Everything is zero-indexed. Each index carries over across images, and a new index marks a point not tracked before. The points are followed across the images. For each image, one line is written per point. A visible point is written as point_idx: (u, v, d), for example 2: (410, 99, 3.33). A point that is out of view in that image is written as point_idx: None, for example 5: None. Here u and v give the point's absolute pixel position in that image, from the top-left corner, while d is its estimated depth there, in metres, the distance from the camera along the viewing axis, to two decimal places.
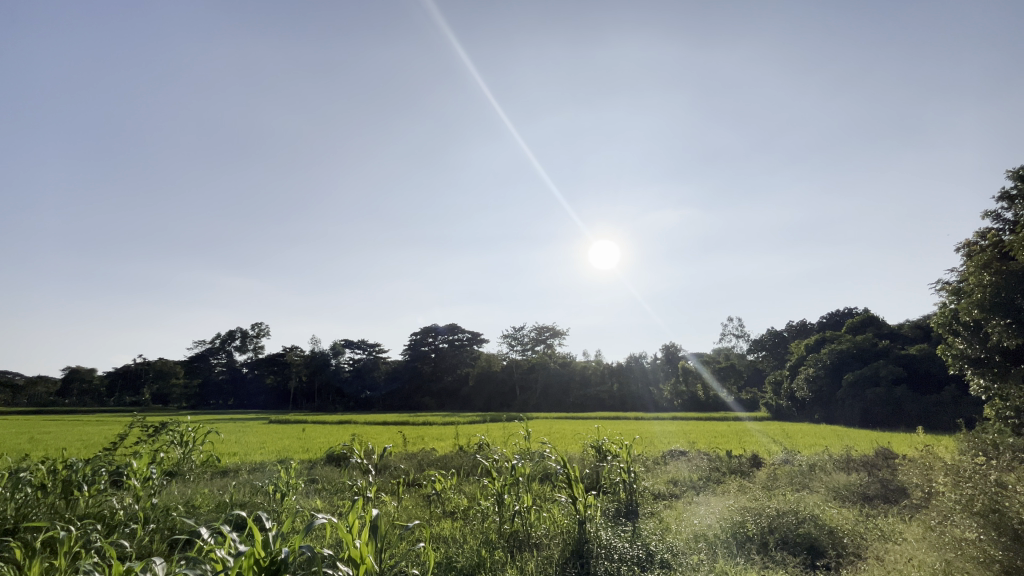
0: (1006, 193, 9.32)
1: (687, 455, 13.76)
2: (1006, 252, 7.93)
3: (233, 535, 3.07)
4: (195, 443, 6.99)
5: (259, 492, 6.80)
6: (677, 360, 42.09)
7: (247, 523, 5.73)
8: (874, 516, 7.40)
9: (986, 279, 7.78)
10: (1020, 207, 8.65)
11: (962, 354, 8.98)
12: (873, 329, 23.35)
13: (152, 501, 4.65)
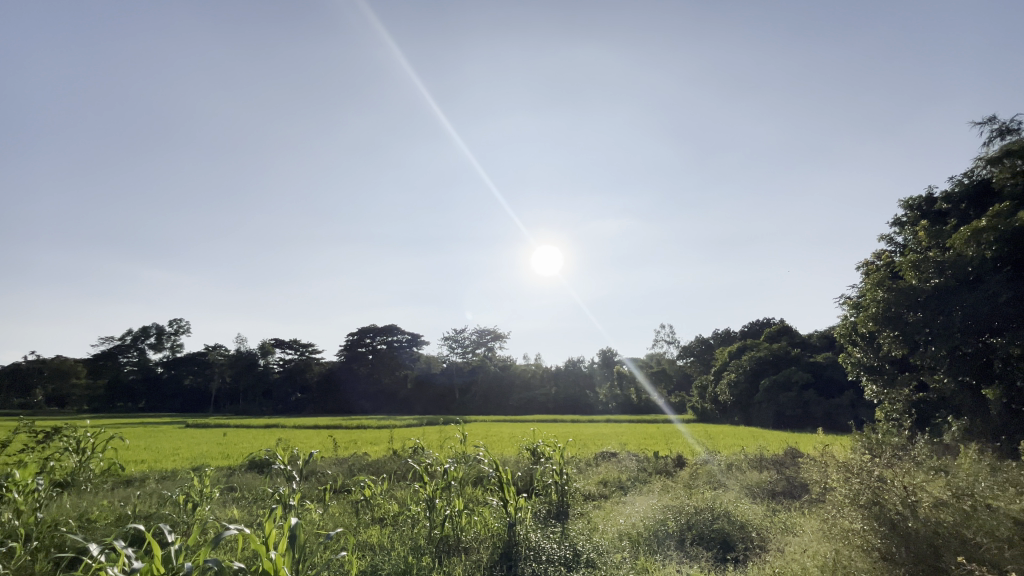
0: (898, 220, 10.50)
1: (618, 456, 14.28)
2: (897, 272, 8.88)
3: (126, 552, 2.79)
4: (97, 450, 6.29)
5: (168, 503, 6.23)
6: (613, 364, 43.68)
7: (147, 537, 5.24)
8: (779, 511, 8.01)
9: (879, 296, 8.66)
10: (908, 233, 9.78)
11: (860, 361, 9.95)
12: (787, 338, 25.40)
13: (37, 515, 4.10)
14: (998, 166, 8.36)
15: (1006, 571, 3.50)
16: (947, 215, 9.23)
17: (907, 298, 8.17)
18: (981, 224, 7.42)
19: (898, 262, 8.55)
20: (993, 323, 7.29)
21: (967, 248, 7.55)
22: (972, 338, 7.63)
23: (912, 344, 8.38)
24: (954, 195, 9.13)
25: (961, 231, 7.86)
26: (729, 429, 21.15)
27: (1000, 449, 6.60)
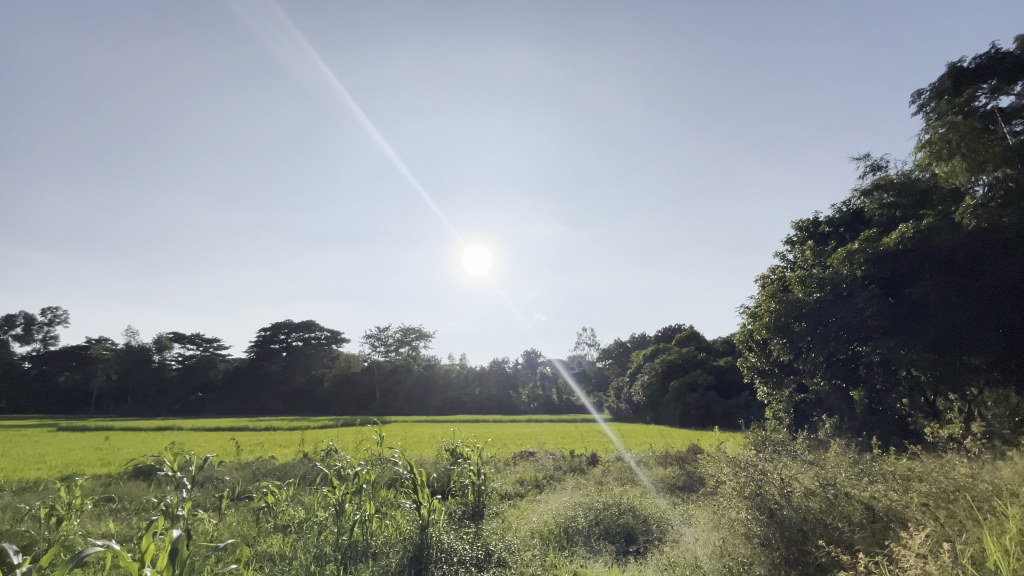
0: (789, 240, 11.65)
1: (536, 455, 14.53)
2: (787, 286, 9.81)
3: None
4: None
5: (23, 519, 5.35)
6: (537, 365, 44.59)
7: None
8: (679, 503, 8.54)
9: (772, 307, 9.54)
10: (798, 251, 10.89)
11: (755, 366, 10.84)
12: (695, 343, 27.30)
13: None
14: (869, 198, 9.60)
15: (857, 549, 3.96)
16: (829, 237, 10.36)
17: (794, 309, 9.03)
18: (855, 246, 8.54)
19: (789, 277, 9.51)
20: (862, 333, 8.30)
21: (843, 266, 8.59)
22: (845, 346, 8.60)
23: (797, 351, 9.29)
24: (835, 220, 10.29)
25: (838, 252, 8.89)
26: (640, 427, 22.35)
27: (862, 442, 7.49)
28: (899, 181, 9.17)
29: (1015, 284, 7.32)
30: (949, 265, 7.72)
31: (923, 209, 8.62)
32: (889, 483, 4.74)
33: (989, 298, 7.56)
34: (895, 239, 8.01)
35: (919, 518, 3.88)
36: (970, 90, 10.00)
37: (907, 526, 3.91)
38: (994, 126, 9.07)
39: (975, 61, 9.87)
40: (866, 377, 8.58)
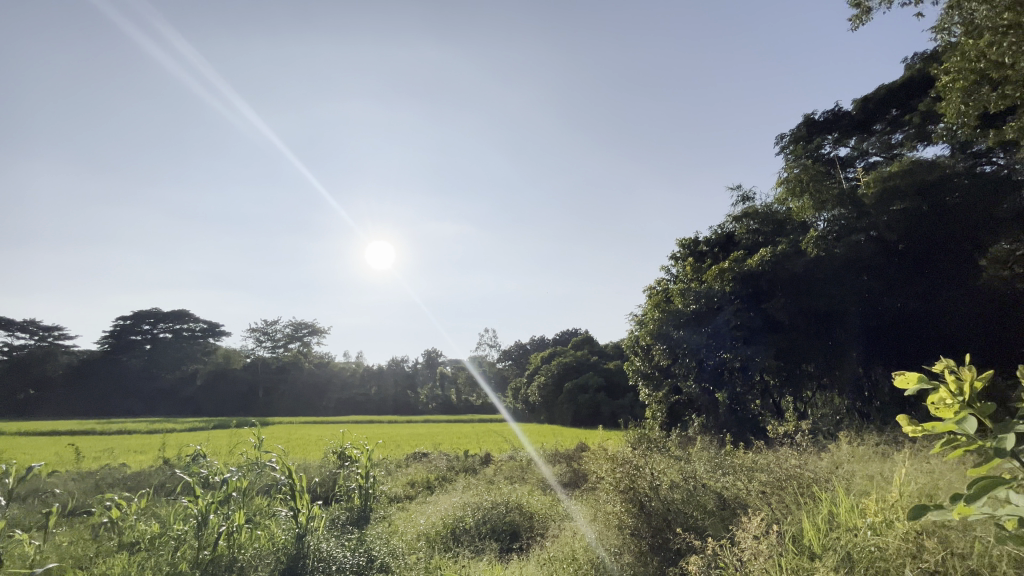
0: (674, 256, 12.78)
1: (429, 456, 14.30)
2: (670, 298, 10.70)
3: None
4: None
5: None
6: (437, 365, 44.10)
7: None
8: (563, 499, 8.92)
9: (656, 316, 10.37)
10: (680, 266, 11.98)
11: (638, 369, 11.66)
12: (589, 347, 28.92)
13: None
14: (740, 223, 10.86)
15: (708, 534, 4.42)
16: (705, 255, 11.49)
17: (674, 318, 9.85)
18: (725, 265, 9.60)
19: (672, 289, 10.41)
20: (727, 343, 9.42)
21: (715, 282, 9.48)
22: (713, 353, 9.66)
23: (674, 356, 10.14)
24: (712, 241, 11.48)
25: (712, 269, 9.88)
26: (534, 426, 23.05)
27: (720, 438, 8.39)
28: (763, 213, 10.52)
29: (842, 303, 8.78)
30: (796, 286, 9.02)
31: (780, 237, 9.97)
32: (738, 474, 5.35)
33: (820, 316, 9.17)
34: (757, 261, 9.19)
35: (759, 504, 4.43)
36: (818, 139, 11.81)
37: (747, 511, 4.47)
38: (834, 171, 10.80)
39: (824, 115, 11.68)
40: (729, 380, 9.66)
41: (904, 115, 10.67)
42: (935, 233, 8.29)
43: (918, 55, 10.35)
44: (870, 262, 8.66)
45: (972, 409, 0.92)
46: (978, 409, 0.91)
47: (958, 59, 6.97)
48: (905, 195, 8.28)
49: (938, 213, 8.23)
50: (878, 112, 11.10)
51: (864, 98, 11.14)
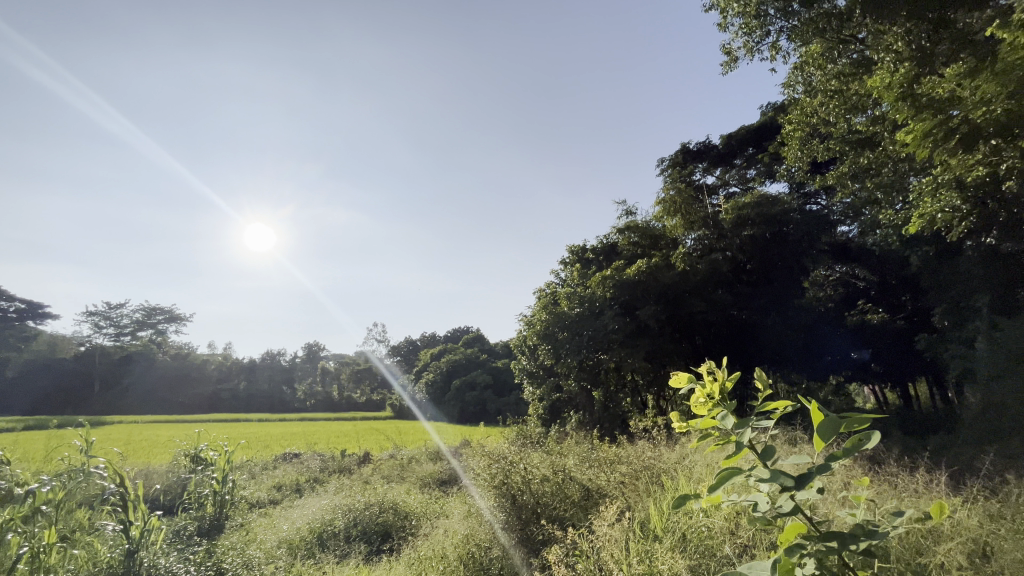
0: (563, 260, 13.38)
1: (301, 457, 13.27)
2: (556, 300, 11.05)
3: None
4: None
5: None
6: (318, 359, 41.31)
7: None
8: (440, 496, 8.82)
9: (542, 317, 10.65)
10: (568, 270, 12.60)
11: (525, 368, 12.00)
12: (479, 345, 29.24)
13: None
14: (622, 234, 11.71)
15: (568, 523, 4.67)
16: (591, 262, 12.19)
17: (559, 320, 10.21)
18: (608, 273, 10.27)
19: (559, 292, 10.81)
20: (605, 345, 9.79)
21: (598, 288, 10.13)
22: (592, 354, 9.98)
23: (557, 356, 10.48)
24: (598, 249, 12.23)
25: (596, 276, 10.48)
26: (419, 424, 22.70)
27: (591, 432, 8.96)
28: (642, 226, 11.38)
29: (700, 312, 9.93)
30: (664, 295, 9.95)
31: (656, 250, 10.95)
32: (601, 465, 5.73)
33: (683, 322, 10.25)
34: (636, 270, 9.97)
35: (616, 493, 4.78)
36: (691, 165, 13.14)
37: (605, 500, 4.77)
38: (702, 196, 12.17)
39: (696, 145, 13.11)
40: (605, 379, 10.29)
41: (758, 153, 12.43)
42: (776, 255, 9.87)
43: (770, 105, 12.11)
44: (727, 277, 10.10)
45: (720, 410, 1.06)
46: (724, 408, 1.06)
47: (798, 113, 8.28)
48: (754, 223, 9.69)
49: (778, 240, 9.85)
50: (738, 148, 12.72)
51: (729, 135, 12.70)
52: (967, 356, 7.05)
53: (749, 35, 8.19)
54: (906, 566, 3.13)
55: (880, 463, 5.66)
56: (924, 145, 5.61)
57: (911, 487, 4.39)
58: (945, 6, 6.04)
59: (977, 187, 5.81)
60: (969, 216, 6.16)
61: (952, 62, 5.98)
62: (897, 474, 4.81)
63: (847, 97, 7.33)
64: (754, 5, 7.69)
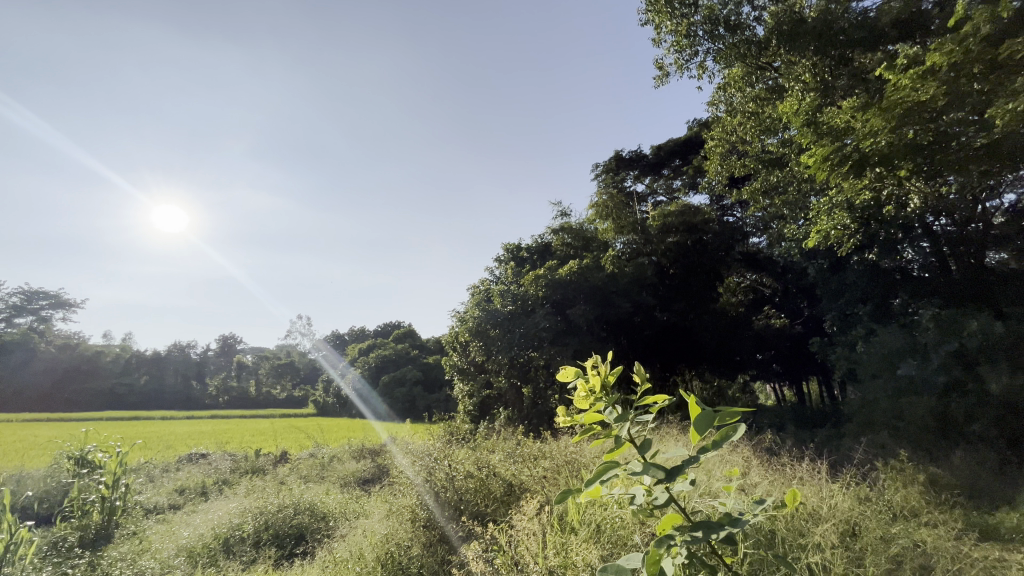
0: (498, 257, 13.34)
1: (208, 457, 12.25)
2: (489, 297, 10.99)
3: None
4: None
5: None
6: (234, 353, 38.45)
7: None
8: (362, 496, 8.49)
9: (475, 314, 10.52)
10: (501, 267, 12.61)
11: (455, 364, 11.86)
12: (410, 341, 28.62)
13: None
14: (557, 234, 11.90)
15: (489, 519, 4.72)
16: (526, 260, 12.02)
17: (491, 317, 10.19)
18: (541, 272, 10.39)
19: (492, 288, 10.76)
20: (536, 342, 9.92)
21: (531, 287, 10.28)
22: (523, 351, 10.06)
23: (488, 353, 10.47)
24: (532, 248, 12.06)
25: (530, 274, 10.51)
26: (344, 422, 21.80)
27: (518, 428, 9.04)
28: (576, 228, 11.67)
29: (626, 313, 10.44)
30: (593, 295, 10.27)
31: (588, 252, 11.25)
32: (526, 461, 5.78)
33: (611, 322, 10.66)
34: (568, 270, 10.20)
35: (538, 487, 4.85)
36: (623, 172, 13.59)
37: (527, 495, 4.82)
38: (633, 202, 12.68)
39: (629, 152, 13.64)
40: (534, 376, 10.41)
41: (685, 165, 13.15)
42: (696, 262, 10.41)
43: (697, 120, 12.87)
44: (651, 280, 10.62)
45: (602, 407, 1.11)
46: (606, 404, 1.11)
47: (720, 130, 8.97)
48: (676, 230, 10.41)
49: (698, 248, 10.43)
50: (666, 159, 13.39)
51: (658, 145, 13.32)
52: (849, 359, 7.92)
53: (680, 53, 8.62)
54: (785, 545, 3.47)
55: (775, 454, 6.21)
56: (824, 167, 6.21)
57: (800, 476, 4.86)
58: (843, 44, 6.85)
59: (862, 210, 6.62)
60: (856, 234, 6.96)
61: (849, 96, 6.71)
62: (790, 465, 5.30)
63: (762, 119, 8.02)
64: (685, 25, 8.09)
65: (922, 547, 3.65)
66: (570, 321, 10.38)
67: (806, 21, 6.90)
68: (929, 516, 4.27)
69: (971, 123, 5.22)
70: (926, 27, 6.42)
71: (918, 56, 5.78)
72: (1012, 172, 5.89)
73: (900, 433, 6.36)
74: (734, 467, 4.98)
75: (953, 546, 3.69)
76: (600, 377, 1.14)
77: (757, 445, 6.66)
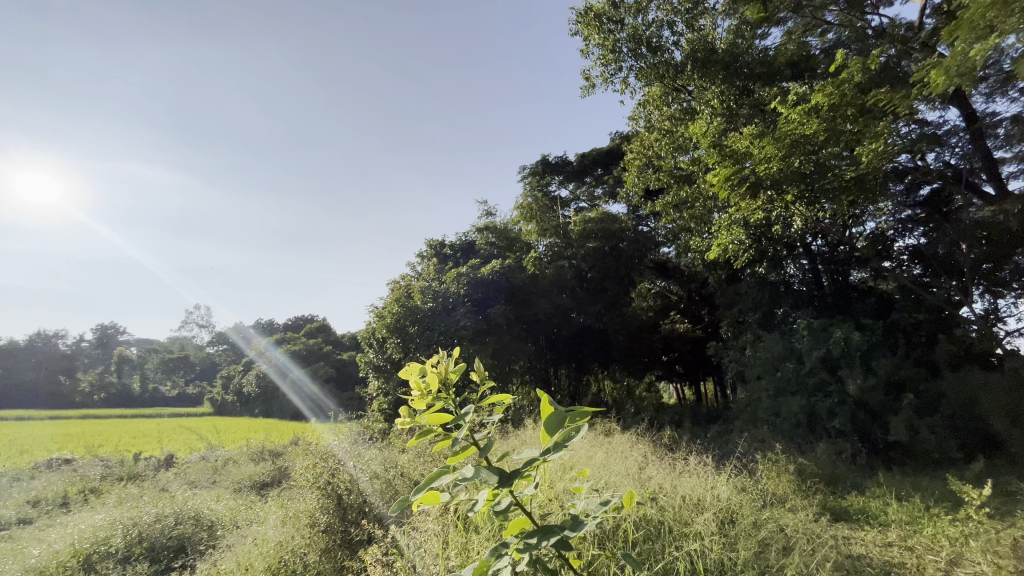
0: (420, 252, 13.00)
1: (73, 464, 10.68)
2: (409, 292, 10.66)
3: None
4: None
5: None
6: (113, 345, 34.01)
7: None
8: (257, 501, 7.79)
9: (393, 311, 10.11)
10: (422, 263, 12.28)
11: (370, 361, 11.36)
12: (323, 336, 27.16)
13: None
14: (481, 233, 11.86)
15: (395, 520, 4.49)
16: (449, 257, 11.91)
17: (410, 313, 9.90)
18: (463, 270, 10.24)
19: (412, 283, 10.42)
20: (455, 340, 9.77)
21: (453, 285, 10.03)
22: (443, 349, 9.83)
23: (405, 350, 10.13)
24: (456, 245, 12.01)
25: (451, 272, 10.30)
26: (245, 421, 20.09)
27: None
28: (500, 228, 11.74)
29: (546, 313, 10.66)
30: (514, 296, 10.36)
31: (511, 252, 11.31)
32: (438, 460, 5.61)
33: (529, 322, 10.85)
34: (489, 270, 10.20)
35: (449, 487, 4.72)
36: (548, 177, 14.12)
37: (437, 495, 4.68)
38: (558, 206, 13.00)
39: (555, 157, 14.01)
40: None
41: (606, 175, 13.66)
42: (612, 267, 10.91)
43: (619, 134, 13.51)
44: (570, 283, 10.89)
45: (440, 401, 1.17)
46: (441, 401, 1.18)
47: (639, 144, 9.50)
48: (596, 237, 10.79)
49: (614, 254, 10.94)
50: (589, 167, 13.82)
51: (582, 154, 13.72)
52: (739, 361, 8.69)
53: (606, 67, 8.96)
54: (671, 535, 3.69)
55: (674, 450, 6.62)
56: (725, 186, 6.77)
57: (692, 470, 5.22)
58: (747, 77, 7.55)
59: (755, 227, 7.38)
60: (749, 249, 7.70)
61: (749, 123, 7.39)
62: (686, 460, 5.65)
63: (676, 137, 8.61)
64: (611, 40, 8.44)
65: (785, 530, 4.06)
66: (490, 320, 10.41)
67: (716, 52, 7.61)
68: (793, 502, 4.77)
69: (843, 158, 5.95)
70: (813, 69, 7.39)
71: (805, 94, 6.51)
72: (872, 203, 6.81)
73: (778, 428, 7.08)
74: (635, 463, 5.23)
75: (811, 527, 4.16)
76: (440, 373, 1.20)
77: (659, 441, 7.05)
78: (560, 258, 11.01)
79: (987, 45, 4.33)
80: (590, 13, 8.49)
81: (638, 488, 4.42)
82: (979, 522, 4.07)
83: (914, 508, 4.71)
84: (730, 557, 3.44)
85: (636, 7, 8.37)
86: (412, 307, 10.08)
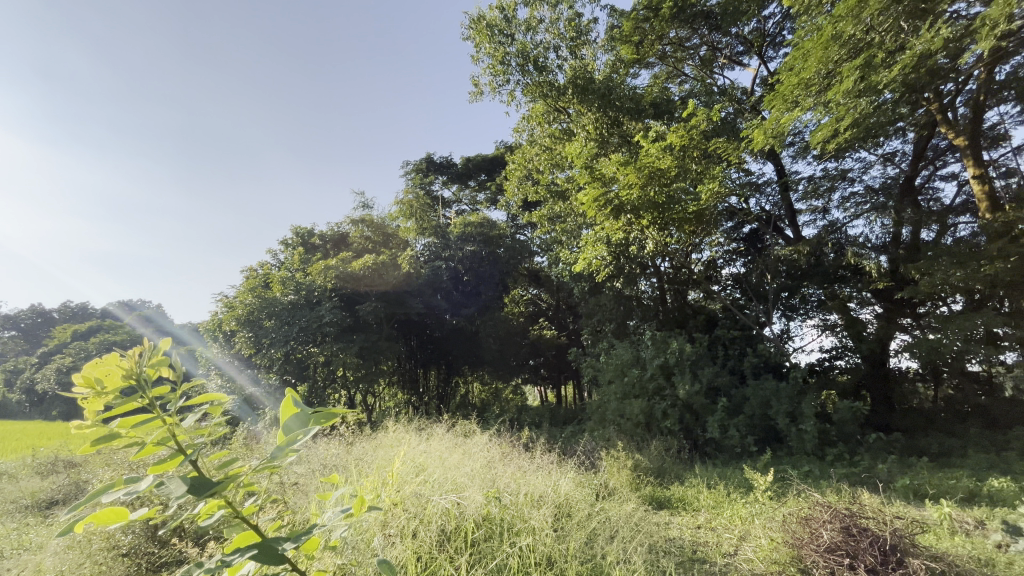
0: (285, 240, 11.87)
1: None
2: (267, 283, 9.64)
3: None
4: None
5: None
6: None
7: None
8: (37, 525, 6.25)
9: (247, 301, 9.07)
10: (285, 251, 11.19)
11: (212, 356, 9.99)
12: (155, 327, 23.23)
13: None
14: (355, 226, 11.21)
15: None
16: (317, 248, 11.02)
17: (267, 306, 8.99)
18: (331, 262, 9.52)
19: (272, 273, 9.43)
20: (317, 336, 9.00)
21: (318, 277, 9.29)
22: (302, 345, 9.00)
23: (257, 346, 9.10)
24: (326, 235, 11.13)
25: (318, 263, 9.57)
26: (35, 427, 16.22)
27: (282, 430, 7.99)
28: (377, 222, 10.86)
29: (418, 313, 10.40)
30: (386, 294, 9.93)
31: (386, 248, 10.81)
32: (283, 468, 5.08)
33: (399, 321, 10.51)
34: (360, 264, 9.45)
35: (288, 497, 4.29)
36: (432, 175, 13.93)
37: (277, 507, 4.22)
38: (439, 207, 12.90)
39: (439, 157, 13.87)
40: (311, 374, 9.35)
41: (489, 181, 13.88)
42: (488, 272, 11.04)
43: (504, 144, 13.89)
44: (445, 285, 10.78)
45: (145, 387, 0.93)
46: (182, 373, 0.98)
47: (520, 156, 9.82)
48: (474, 241, 10.88)
49: (490, 259, 11.11)
50: (473, 171, 13.91)
51: (468, 157, 13.74)
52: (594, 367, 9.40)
53: (495, 76, 9.16)
54: (498, 528, 3.82)
55: (531, 450, 6.89)
56: (593, 205, 7.33)
57: (538, 468, 5.48)
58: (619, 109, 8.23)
59: (617, 246, 8.04)
60: (609, 265, 8.37)
61: (617, 151, 8.08)
62: (542, 460, 5.90)
63: (554, 155, 9.10)
64: (502, 52, 8.65)
65: (605, 519, 4.46)
66: (359, 317, 9.87)
67: (594, 82, 8.14)
68: (620, 494, 5.26)
69: (687, 191, 6.80)
70: (671, 112, 8.29)
71: (662, 132, 7.38)
72: (706, 237, 7.84)
73: (622, 428, 7.79)
74: (490, 464, 5.34)
75: (638, 517, 4.64)
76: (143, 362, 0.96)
77: (518, 441, 7.29)
78: (437, 259, 10.87)
79: (793, 115, 5.37)
80: (483, 21, 8.69)
81: (487, 488, 4.49)
82: (762, 503, 4.92)
83: (719, 495, 5.52)
84: (559, 549, 3.67)
85: (526, 26, 8.74)
86: (269, 298, 9.13)
